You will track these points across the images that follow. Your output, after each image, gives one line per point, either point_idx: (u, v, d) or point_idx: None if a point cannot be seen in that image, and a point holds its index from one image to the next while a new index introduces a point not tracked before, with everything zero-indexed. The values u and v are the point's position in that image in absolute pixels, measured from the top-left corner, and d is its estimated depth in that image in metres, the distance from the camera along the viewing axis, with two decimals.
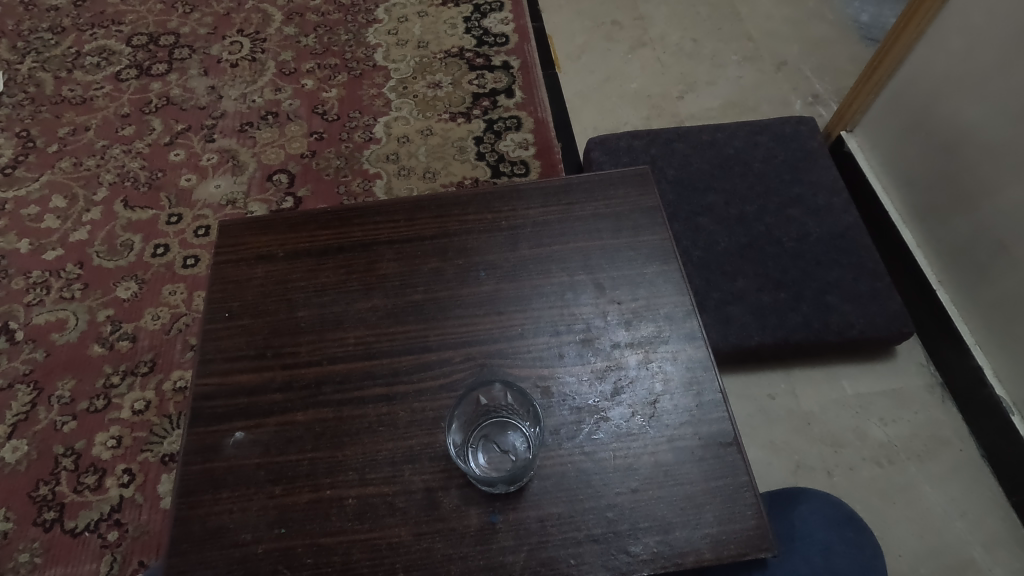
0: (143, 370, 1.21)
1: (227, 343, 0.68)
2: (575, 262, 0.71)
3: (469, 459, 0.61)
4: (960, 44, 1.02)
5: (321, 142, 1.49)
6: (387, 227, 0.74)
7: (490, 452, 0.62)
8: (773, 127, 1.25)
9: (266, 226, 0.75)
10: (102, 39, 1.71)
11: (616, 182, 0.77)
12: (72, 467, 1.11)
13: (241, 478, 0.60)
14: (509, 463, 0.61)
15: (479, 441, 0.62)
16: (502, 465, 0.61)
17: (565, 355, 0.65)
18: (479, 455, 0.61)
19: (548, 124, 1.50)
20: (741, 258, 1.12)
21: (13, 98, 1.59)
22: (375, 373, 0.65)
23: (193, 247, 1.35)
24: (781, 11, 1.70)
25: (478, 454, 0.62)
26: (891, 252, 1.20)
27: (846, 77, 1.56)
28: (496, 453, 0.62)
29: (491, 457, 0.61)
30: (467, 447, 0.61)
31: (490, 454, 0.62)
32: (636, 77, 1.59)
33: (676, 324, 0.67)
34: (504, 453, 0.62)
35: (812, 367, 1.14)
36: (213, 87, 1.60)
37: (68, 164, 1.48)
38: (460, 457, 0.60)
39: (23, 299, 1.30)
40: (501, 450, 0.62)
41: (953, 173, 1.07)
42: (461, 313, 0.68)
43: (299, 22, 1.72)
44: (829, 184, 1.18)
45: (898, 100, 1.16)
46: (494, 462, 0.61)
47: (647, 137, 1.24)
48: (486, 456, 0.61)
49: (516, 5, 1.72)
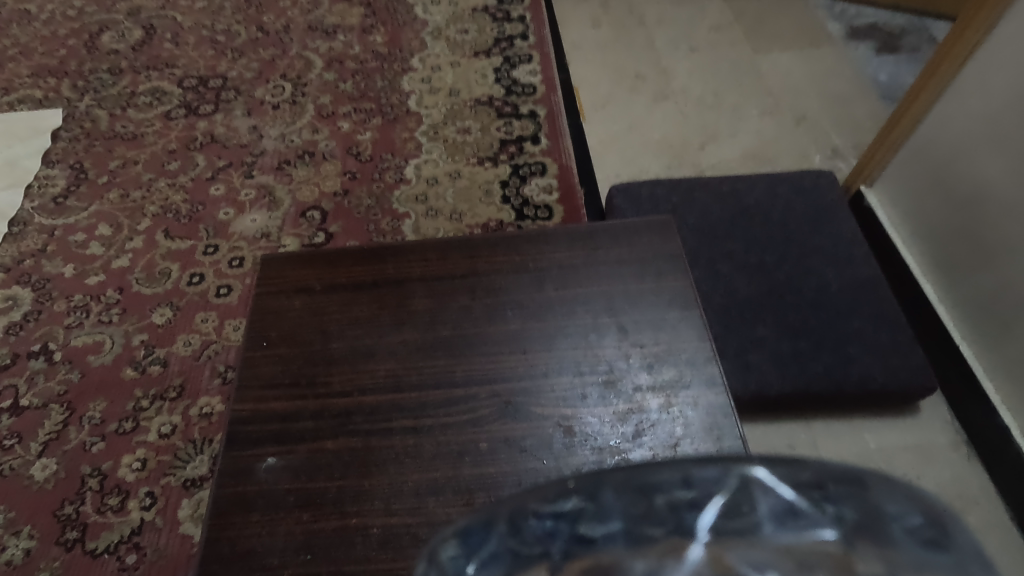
0: (172, 394, 1.24)
1: (263, 371, 0.71)
2: (599, 306, 0.73)
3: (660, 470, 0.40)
4: (976, 109, 1.06)
5: (354, 181, 1.56)
6: (419, 265, 0.78)
7: (637, 482, 0.40)
8: (793, 179, 1.28)
9: (306, 260, 0.79)
10: (156, 81, 1.83)
11: (639, 229, 0.80)
12: (97, 488, 1.14)
13: (270, 502, 0.62)
14: (520, 519, 0.40)
15: (741, 506, 0.37)
16: (585, 485, 0.40)
17: (588, 395, 0.67)
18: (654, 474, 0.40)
19: (572, 170, 1.55)
20: (760, 305, 1.13)
21: (70, 132, 1.70)
22: (403, 405, 0.67)
23: (228, 277, 1.41)
24: (801, 68, 1.76)
25: (650, 477, 0.40)
26: (913, 307, 1.20)
27: (864, 133, 1.60)
28: (639, 490, 0.39)
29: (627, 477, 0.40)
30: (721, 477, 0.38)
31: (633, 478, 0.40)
32: (658, 127, 1.65)
33: (697, 369, 0.68)
34: (498, 556, 0.39)
35: (834, 419, 1.13)
36: (255, 127, 1.70)
37: (116, 195, 1.57)
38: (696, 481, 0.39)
39: (63, 321, 1.36)
40: (616, 509, 0.39)
41: (972, 230, 1.09)
42: (488, 349, 0.70)
43: (339, 69, 1.82)
44: (849, 236, 1.20)
45: (914, 159, 1.19)
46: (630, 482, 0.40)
47: (668, 186, 1.28)
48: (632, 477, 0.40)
49: (544, 57, 1.80)
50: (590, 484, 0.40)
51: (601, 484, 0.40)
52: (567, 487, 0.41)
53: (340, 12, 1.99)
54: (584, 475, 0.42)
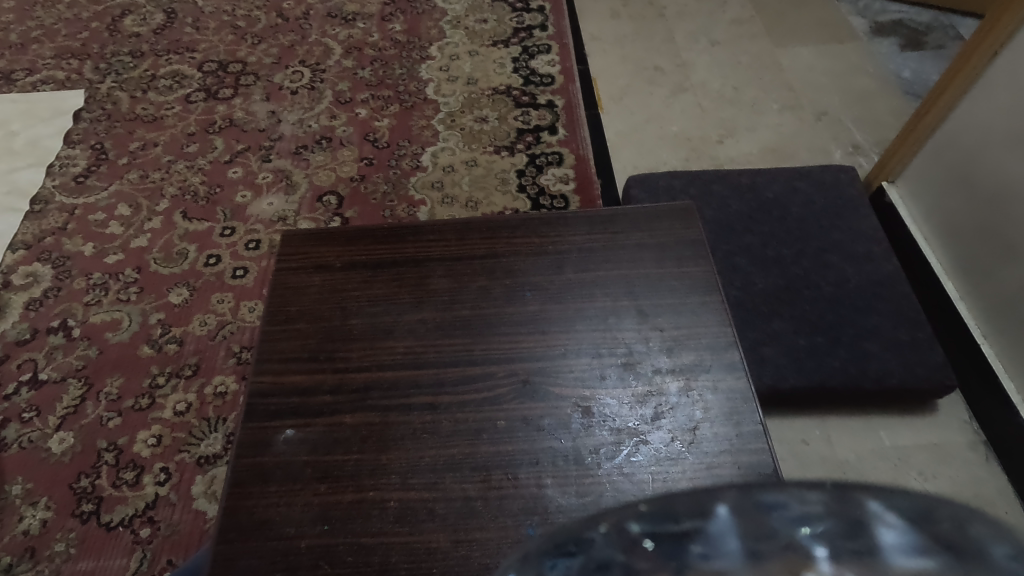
0: (187, 373, 1.25)
1: (282, 345, 0.71)
2: (619, 289, 0.73)
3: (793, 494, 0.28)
4: (1005, 103, 1.04)
5: (371, 167, 1.57)
6: (439, 245, 0.78)
7: (757, 498, 0.28)
8: (813, 173, 1.27)
9: (326, 238, 0.80)
10: (177, 64, 1.84)
11: (661, 215, 0.79)
12: (113, 462, 1.15)
13: (288, 473, 0.62)
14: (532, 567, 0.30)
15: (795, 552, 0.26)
16: (684, 500, 0.29)
17: (607, 377, 0.66)
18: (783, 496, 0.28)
19: (589, 161, 1.54)
20: (778, 299, 1.12)
21: (92, 113, 1.72)
22: (421, 382, 0.67)
23: (244, 259, 1.42)
24: (823, 63, 1.73)
25: (778, 501, 0.27)
26: (933, 305, 1.19)
27: (886, 130, 1.58)
28: (755, 506, 0.28)
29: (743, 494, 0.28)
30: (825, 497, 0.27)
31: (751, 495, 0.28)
32: (677, 120, 1.63)
33: (717, 354, 0.67)
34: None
35: (849, 416, 1.12)
36: (273, 112, 1.70)
37: (135, 176, 1.58)
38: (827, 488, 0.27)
39: (82, 298, 1.37)
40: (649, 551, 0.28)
41: (997, 227, 1.07)
42: (506, 330, 0.70)
43: (357, 56, 1.83)
44: (869, 232, 1.18)
45: (939, 154, 1.17)
46: (747, 493, 0.28)
47: (686, 178, 1.27)
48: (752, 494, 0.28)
49: (563, 48, 1.80)
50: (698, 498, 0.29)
51: (711, 502, 0.28)
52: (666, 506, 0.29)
53: None
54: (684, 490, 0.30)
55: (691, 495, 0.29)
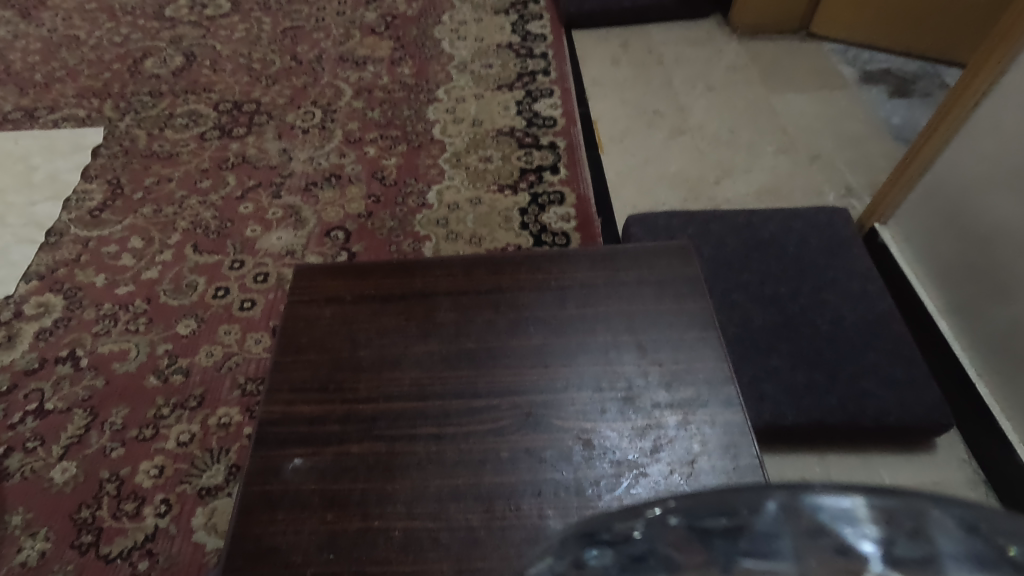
0: (192, 404, 1.26)
1: (293, 376, 0.73)
2: (620, 325, 0.75)
3: (835, 493, 0.31)
4: (990, 149, 1.08)
5: (378, 204, 1.61)
6: (446, 280, 0.81)
7: (801, 498, 0.31)
8: (807, 214, 1.31)
9: (338, 272, 0.83)
10: (194, 104, 1.92)
11: (659, 254, 0.83)
12: (114, 493, 1.16)
13: (296, 501, 0.63)
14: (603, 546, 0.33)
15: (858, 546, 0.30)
16: (735, 499, 0.32)
17: (607, 410, 0.68)
18: (829, 497, 0.31)
19: (590, 200, 1.59)
20: (775, 336, 1.14)
21: (110, 150, 1.78)
22: (427, 413, 0.69)
23: (252, 291, 1.45)
24: (815, 109, 1.81)
25: (824, 497, 0.31)
26: (928, 342, 1.21)
27: (878, 173, 1.63)
28: (800, 504, 0.31)
29: (792, 492, 0.31)
30: (862, 495, 0.31)
31: (799, 494, 0.31)
32: (675, 161, 1.69)
33: (714, 389, 0.69)
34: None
35: (849, 454, 1.13)
36: (285, 150, 1.76)
37: (149, 210, 1.63)
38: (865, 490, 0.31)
39: (91, 329, 1.39)
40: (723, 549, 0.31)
41: (988, 267, 1.10)
42: (510, 362, 0.73)
43: (367, 97, 1.90)
44: (862, 271, 1.22)
45: (928, 197, 1.22)
46: (796, 496, 0.31)
47: (685, 217, 1.32)
48: (801, 494, 0.31)
49: (565, 92, 1.87)
50: (749, 496, 0.32)
51: (762, 498, 0.32)
52: (719, 504, 0.32)
53: (371, 45, 2.08)
54: (735, 488, 0.33)
55: (741, 491, 0.32)
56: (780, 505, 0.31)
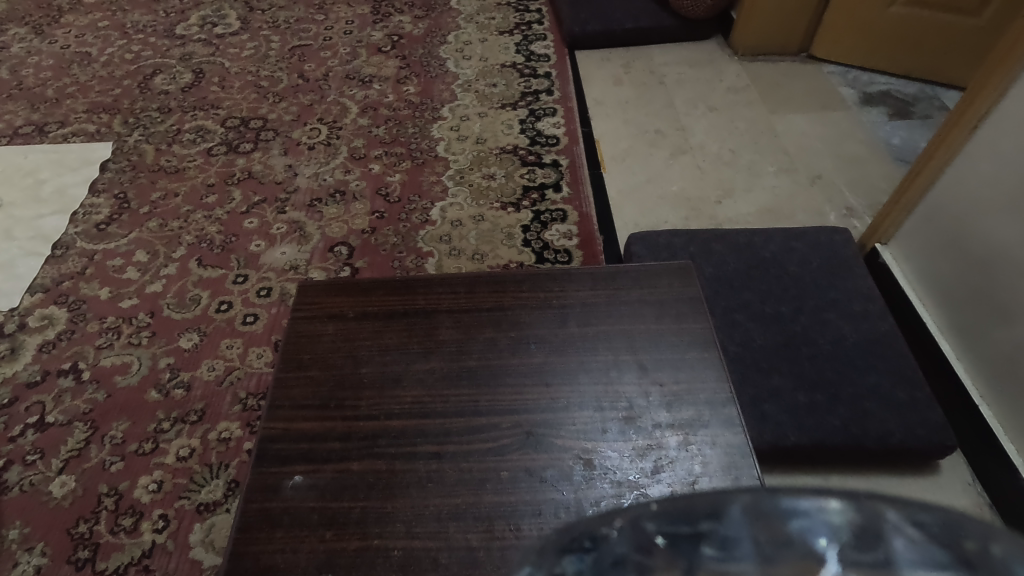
0: (193, 418, 1.26)
1: (295, 392, 0.73)
2: (621, 344, 0.76)
3: (800, 496, 0.32)
4: (989, 171, 1.09)
5: (382, 220, 1.63)
6: (448, 297, 0.81)
7: (769, 503, 0.32)
8: (808, 234, 1.32)
9: (341, 289, 0.83)
10: (202, 120, 1.94)
11: (660, 273, 0.83)
12: (112, 508, 1.15)
13: (295, 519, 0.63)
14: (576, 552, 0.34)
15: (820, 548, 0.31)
16: (701, 502, 0.33)
17: (608, 430, 0.68)
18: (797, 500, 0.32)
19: (592, 218, 1.60)
20: (777, 356, 1.14)
21: (118, 164, 1.81)
22: (428, 431, 0.69)
23: (255, 306, 1.46)
24: (816, 130, 1.82)
25: (789, 501, 0.32)
26: (930, 364, 1.21)
27: (879, 194, 1.64)
28: (765, 509, 0.32)
29: (759, 498, 0.32)
30: (827, 500, 0.32)
31: (767, 499, 0.32)
32: (677, 180, 1.70)
33: (716, 409, 0.69)
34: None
35: (852, 476, 1.12)
36: (291, 166, 1.78)
37: (155, 225, 1.64)
38: (835, 493, 0.32)
39: (94, 342, 1.40)
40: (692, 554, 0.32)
41: (989, 289, 1.10)
42: (512, 381, 0.73)
43: (372, 115, 1.93)
44: (864, 291, 1.22)
45: (928, 219, 1.22)
46: (763, 500, 0.32)
47: (686, 236, 1.32)
48: (766, 499, 0.32)
49: (568, 111, 1.90)
50: (716, 498, 0.33)
51: (727, 502, 0.33)
52: (686, 507, 0.33)
53: (377, 64, 2.12)
54: (704, 493, 0.34)
55: (707, 496, 0.34)
56: (745, 510, 0.32)
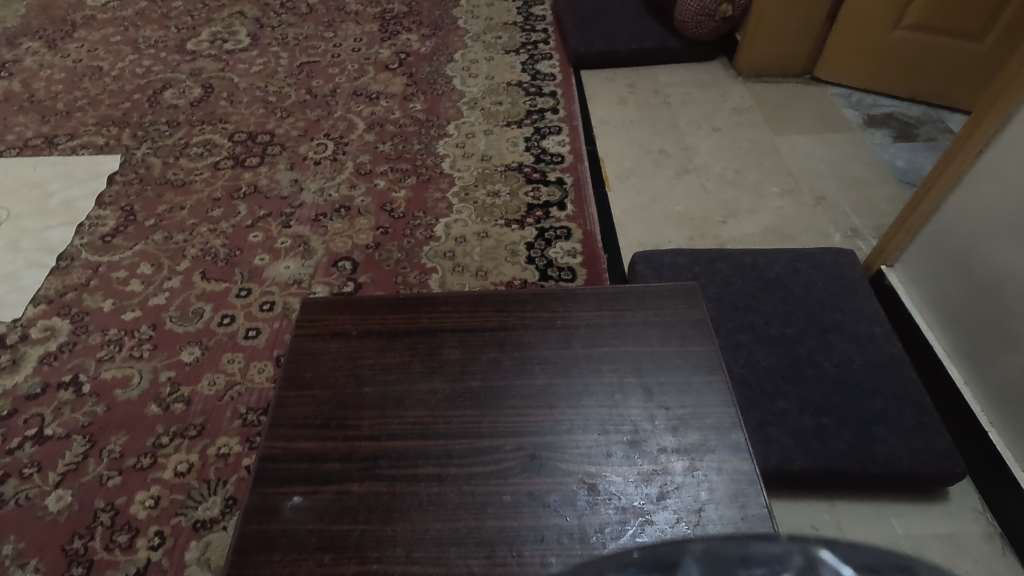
0: (192, 433, 1.25)
1: (296, 411, 0.72)
2: (626, 366, 0.75)
3: (750, 548, 0.35)
4: (995, 196, 1.09)
5: (386, 236, 1.63)
6: (452, 316, 0.81)
7: (718, 550, 0.35)
8: (813, 256, 1.31)
9: (345, 306, 0.83)
10: (209, 134, 1.96)
11: (665, 294, 0.83)
12: (108, 524, 1.14)
13: (294, 542, 0.62)
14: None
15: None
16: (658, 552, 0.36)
17: (612, 454, 0.67)
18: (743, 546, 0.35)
19: (596, 236, 1.60)
20: (782, 378, 1.13)
21: (126, 177, 1.82)
22: (430, 453, 0.68)
23: (257, 320, 1.45)
24: (820, 151, 1.83)
25: (741, 553, 0.35)
26: (938, 388, 1.19)
27: (883, 216, 1.64)
28: (718, 555, 0.35)
29: (709, 548, 0.35)
30: (775, 553, 0.34)
31: (715, 549, 0.35)
32: (681, 199, 1.71)
33: (722, 434, 0.68)
34: None
35: (859, 501, 1.10)
36: (296, 181, 1.79)
37: (160, 237, 1.65)
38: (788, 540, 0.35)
39: (96, 354, 1.39)
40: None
41: (996, 314, 1.09)
42: (515, 403, 0.72)
43: (379, 131, 1.94)
44: (870, 314, 1.21)
45: (934, 243, 1.22)
46: (711, 546, 0.36)
47: (690, 256, 1.32)
48: (716, 550, 0.35)
49: (573, 130, 1.91)
50: (673, 551, 0.36)
51: (681, 556, 0.35)
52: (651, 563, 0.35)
53: (384, 80, 2.14)
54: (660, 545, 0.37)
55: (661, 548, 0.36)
56: (698, 557, 0.35)
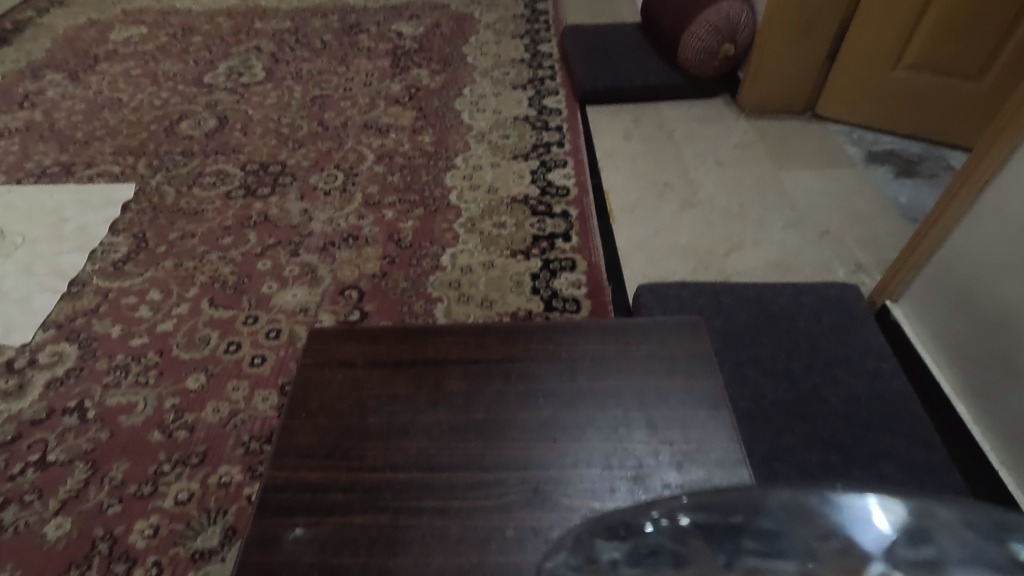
0: (194, 461, 1.25)
1: (301, 440, 0.73)
2: (630, 399, 0.75)
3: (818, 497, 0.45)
4: (997, 233, 1.10)
5: (393, 265, 1.65)
6: (457, 347, 0.81)
7: (802, 501, 0.45)
8: (817, 290, 1.32)
9: (352, 336, 0.84)
10: (223, 164, 2.01)
11: (669, 328, 0.83)
12: (106, 553, 1.13)
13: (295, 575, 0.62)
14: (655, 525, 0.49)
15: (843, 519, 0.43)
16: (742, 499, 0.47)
17: (616, 490, 0.67)
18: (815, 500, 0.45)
19: (600, 267, 1.61)
20: (789, 413, 1.12)
21: (139, 205, 1.85)
22: (433, 485, 0.68)
23: (263, 347, 1.46)
24: (822, 186, 1.85)
25: (814, 501, 0.45)
26: (946, 425, 1.18)
27: (887, 251, 1.65)
28: (801, 506, 0.45)
29: (793, 498, 0.46)
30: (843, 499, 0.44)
31: (799, 499, 0.45)
32: (685, 232, 1.72)
33: (727, 471, 0.68)
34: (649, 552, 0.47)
35: None
36: (306, 210, 1.82)
37: (170, 264, 1.67)
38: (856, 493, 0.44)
39: (102, 379, 1.40)
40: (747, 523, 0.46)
41: (1002, 350, 1.08)
42: (519, 436, 0.72)
43: (388, 162, 1.99)
44: (876, 349, 1.21)
45: (939, 278, 1.22)
46: (795, 497, 0.46)
47: (695, 289, 1.33)
48: (799, 499, 0.45)
49: (579, 163, 1.94)
50: (757, 496, 0.47)
51: (765, 500, 0.46)
52: (729, 504, 0.47)
53: (394, 114, 2.19)
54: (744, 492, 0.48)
55: (746, 497, 0.47)
56: (783, 504, 0.46)
